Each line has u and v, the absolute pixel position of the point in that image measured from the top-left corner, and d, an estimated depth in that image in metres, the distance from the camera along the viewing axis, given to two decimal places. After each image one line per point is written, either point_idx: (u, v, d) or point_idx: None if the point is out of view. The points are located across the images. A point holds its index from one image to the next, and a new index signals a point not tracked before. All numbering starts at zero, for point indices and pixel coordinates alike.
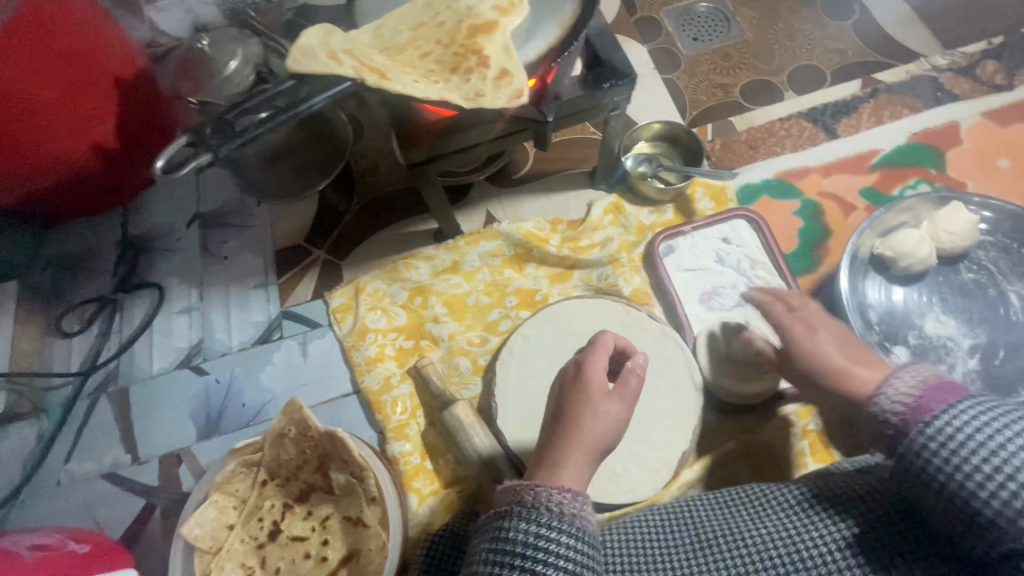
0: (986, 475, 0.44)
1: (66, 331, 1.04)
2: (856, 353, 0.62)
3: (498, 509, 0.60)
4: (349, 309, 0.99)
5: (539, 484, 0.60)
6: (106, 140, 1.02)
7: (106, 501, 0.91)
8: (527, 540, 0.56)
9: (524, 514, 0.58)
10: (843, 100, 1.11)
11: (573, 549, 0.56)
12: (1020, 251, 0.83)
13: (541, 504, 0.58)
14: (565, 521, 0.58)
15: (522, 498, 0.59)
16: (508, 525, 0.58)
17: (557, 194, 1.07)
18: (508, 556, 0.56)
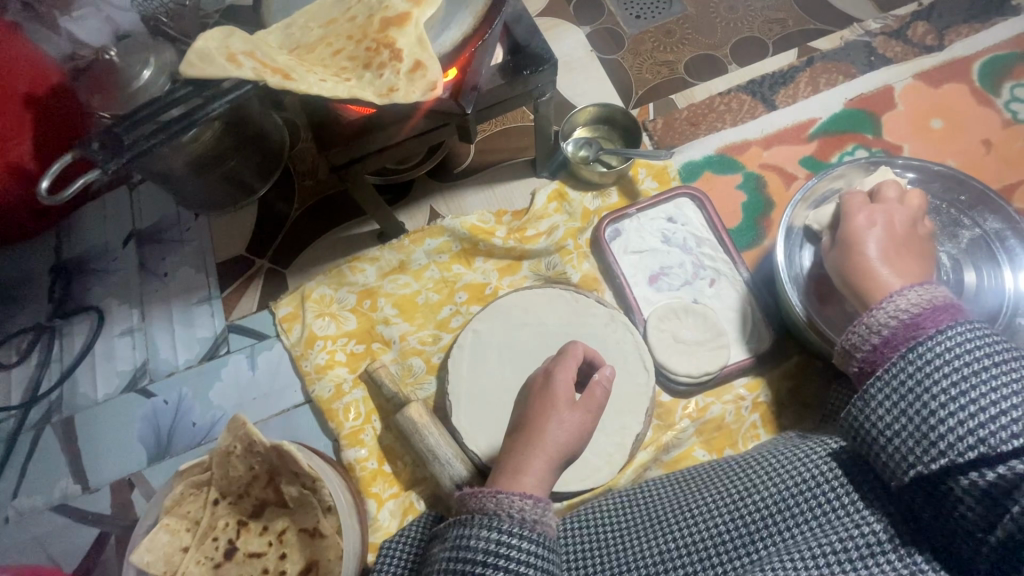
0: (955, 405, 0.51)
1: (4, 363, 1.00)
2: (889, 257, 0.71)
3: (460, 517, 0.61)
4: (295, 317, 0.97)
5: (500, 491, 0.61)
6: (23, 162, 0.97)
7: (57, 534, 0.88)
8: (487, 548, 0.57)
9: (484, 522, 0.59)
10: (781, 71, 1.12)
11: (534, 554, 0.58)
12: (947, 212, 0.84)
13: (503, 511, 0.59)
14: (527, 527, 0.59)
15: (484, 505, 0.60)
16: (470, 533, 0.59)
17: (501, 184, 1.06)
18: (469, 565, 0.57)
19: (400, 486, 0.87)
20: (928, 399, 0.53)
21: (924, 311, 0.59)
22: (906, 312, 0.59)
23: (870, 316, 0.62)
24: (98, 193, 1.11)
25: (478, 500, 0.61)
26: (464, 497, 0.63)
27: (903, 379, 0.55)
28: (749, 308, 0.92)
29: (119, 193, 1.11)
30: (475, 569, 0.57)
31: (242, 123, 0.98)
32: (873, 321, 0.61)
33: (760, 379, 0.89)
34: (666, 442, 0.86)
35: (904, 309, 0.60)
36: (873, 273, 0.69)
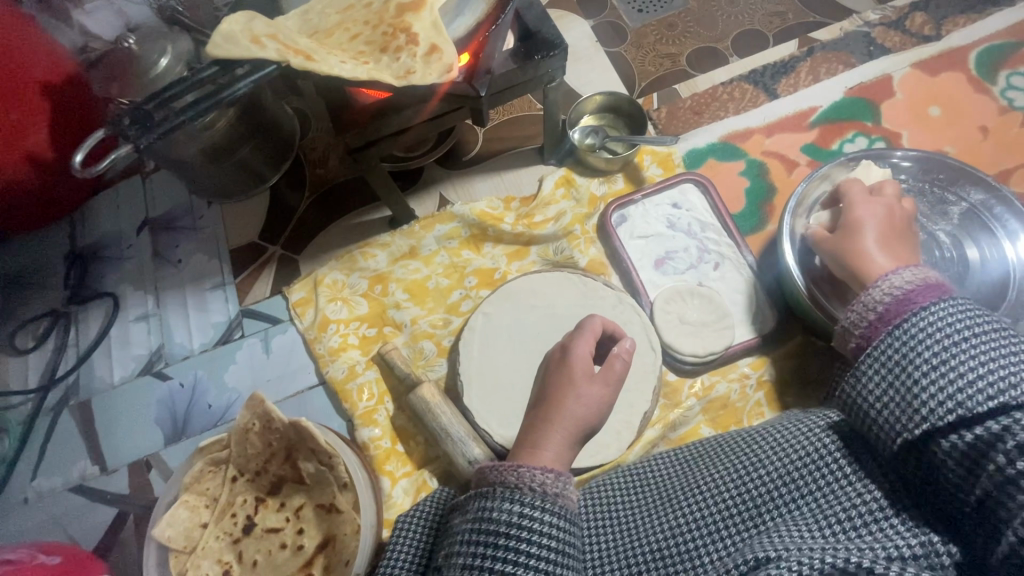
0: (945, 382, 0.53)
1: (21, 348, 1.02)
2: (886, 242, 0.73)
3: (481, 490, 0.63)
4: (308, 302, 0.99)
5: (522, 465, 0.63)
6: (40, 150, 0.99)
7: (77, 513, 0.90)
8: (510, 520, 0.59)
9: (507, 495, 0.61)
10: (782, 61, 1.14)
11: (554, 527, 0.59)
12: (934, 193, 0.85)
13: (525, 485, 0.61)
14: (548, 499, 0.61)
15: (506, 479, 0.62)
16: (492, 506, 0.60)
17: (508, 172, 1.08)
18: (492, 537, 0.58)
19: (413, 464, 0.89)
20: (918, 375, 0.55)
21: (910, 291, 0.62)
22: (895, 291, 0.63)
23: (866, 295, 0.65)
24: (112, 182, 1.13)
25: (500, 475, 0.63)
26: (485, 472, 0.65)
27: (892, 357, 0.58)
28: (754, 290, 0.94)
29: (132, 182, 1.12)
30: (498, 540, 0.58)
31: (254, 111, 1.00)
32: (869, 298, 0.64)
33: (765, 359, 0.91)
34: (673, 420, 0.88)
35: (893, 289, 0.63)
36: (868, 257, 0.71)
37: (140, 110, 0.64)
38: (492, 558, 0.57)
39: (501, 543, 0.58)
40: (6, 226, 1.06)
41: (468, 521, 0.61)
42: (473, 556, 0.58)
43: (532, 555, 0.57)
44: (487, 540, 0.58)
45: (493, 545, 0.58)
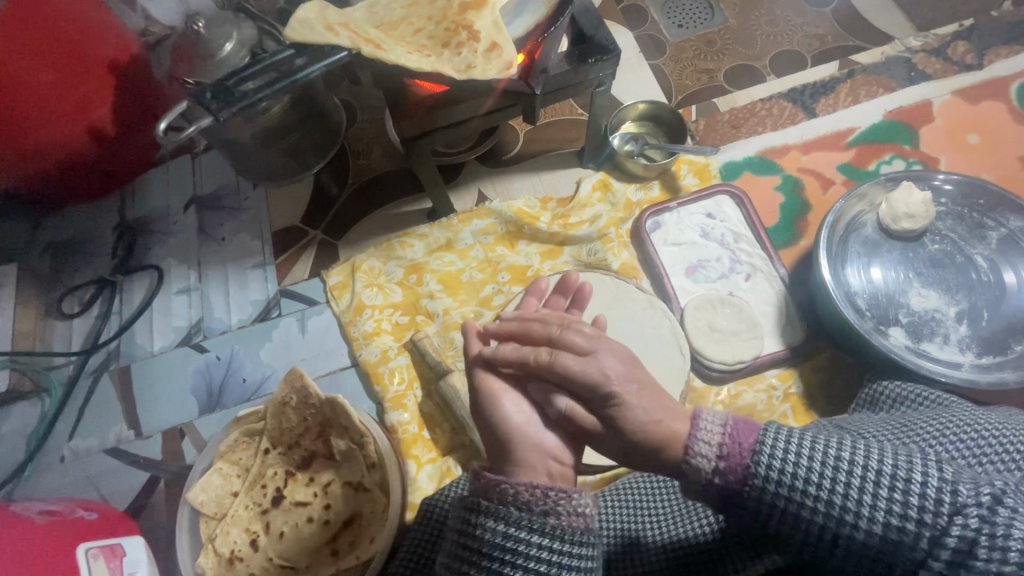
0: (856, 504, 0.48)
1: (66, 313, 1.06)
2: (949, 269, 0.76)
3: (468, 500, 0.55)
4: (345, 287, 1.02)
5: (506, 481, 0.53)
6: (103, 125, 1.04)
7: (110, 475, 0.92)
8: (494, 542, 0.52)
9: (492, 513, 0.53)
10: (821, 81, 1.15)
11: (546, 552, 0.51)
12: (972, 217, 0.86)
13: (508, 503, 0.52)
14: (538, 520, 0.51)
15: (489, 494, 0.54)
16: (478, 523, 0.53)
17: (547, 172, 1.11)
18: (474, 556, 0.52)
19: (438, 451, 0.91)
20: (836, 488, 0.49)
21: (730, 442, 0.53)
22: (720, 459, 0.52)
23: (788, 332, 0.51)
24: (163, 160, 1.17)
25: (488, 488, 0.54)
26: (480, 477, 0.56)
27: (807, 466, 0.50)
28: (785, 303, 0.95)
29: (182, 161, 1.17)
30: (481, 561, 0.52)
31: (307, 99, 1.03)
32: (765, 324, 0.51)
33: (793, 370, 0.92)
34: None
35: (714, 446, 0.53)
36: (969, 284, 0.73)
37: (220, 84, 0.67)
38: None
39: (484, 563, 0.52)
40: (64, 197, 1.11)
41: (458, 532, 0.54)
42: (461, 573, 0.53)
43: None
44: (472, 559, 0.52)
45: (474, 561, 0.52)
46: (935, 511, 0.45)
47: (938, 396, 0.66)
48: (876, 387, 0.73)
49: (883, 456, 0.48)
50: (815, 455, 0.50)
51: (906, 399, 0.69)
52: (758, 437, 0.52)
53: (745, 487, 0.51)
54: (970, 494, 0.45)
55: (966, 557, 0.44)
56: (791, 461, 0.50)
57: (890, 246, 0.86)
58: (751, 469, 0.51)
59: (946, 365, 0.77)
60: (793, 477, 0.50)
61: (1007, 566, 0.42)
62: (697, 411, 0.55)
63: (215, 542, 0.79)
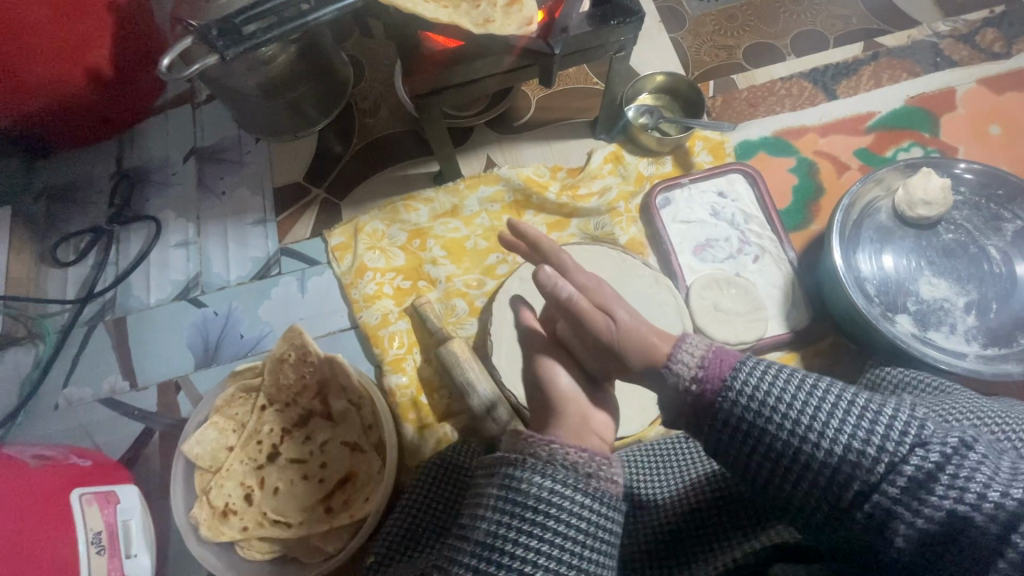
0: (825, 428, 0.46)
1: (62, 261, 1.04)
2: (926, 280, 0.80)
3: (509, 456, 0.55)
4: (347, 248, 1.00)
5: (555, 441, 0.54)
6: (101, 67, 0.99)
7: (104, 424, 0.92)
8: (539, 496, 0.51)
9: (537, 467, 0.53)
10: (843, 63, 1.12)
11: (591, 510, 0.52)
12: (989, 208, 0.84)
13: (557, 461, 0.52)
14: (581, 480, 0.52)
15: (536, 452, 0.54)
16: (519, 478, 0.52)
17: (557, 142, 1.09)
18: (518, 509, 0.51)
19: (435, 417, 0.90)
20: (802, 414, 0.47)
21: (713, 358, 0.51)
22: (699, 370, 0.51)
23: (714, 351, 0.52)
24: (163, 109, 1.14)
25: (529, 443, 0.54)
26: (517, 438, 0.56)
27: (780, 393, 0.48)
28: (792, 287, 0.94)
29: (183, 111, 1.13)
30: (525, 513, 0.51)
31: (314, 52, 0.99)
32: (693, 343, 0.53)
33: (795, 354, 0.92)
34: None
35: (696, 358, 0.52)
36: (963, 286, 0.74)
37: (228, 22, 0.64)
38: (520, 531, 0.50)
39: (530, 517, 0.51)
40: (60, 139, 1.08)
41: (494, 487, 0.53)
42: (498, 525, 0.51)
43: (562, 534, 0.50)
44: (511, 512, 0.51)
45: (519, 518, 0.51)
46: (899, 442, 0.44)
47: (939, 383, 0.64)
48: (877, 372, 0.73)
49: (855, 392, 0.47)
50: (797, 383, 0.49)
51: (906, 385, 0.68)
52: (740, 360, 0.51)
53: (720, 401, 0.50)
54: (932, 431, 0.43)
55: (916, 490, 0.42)
56: (764, 384, 0.49)
57: (904, 233, 0.84)
58: (726, 387, 0.50)
59: (951, 355, 0.76)
60: (764, 396, 0.48)
61: (959, 504, 0.41)
62: (683, 331, 0.54)
63: (210, 495, 0.79)
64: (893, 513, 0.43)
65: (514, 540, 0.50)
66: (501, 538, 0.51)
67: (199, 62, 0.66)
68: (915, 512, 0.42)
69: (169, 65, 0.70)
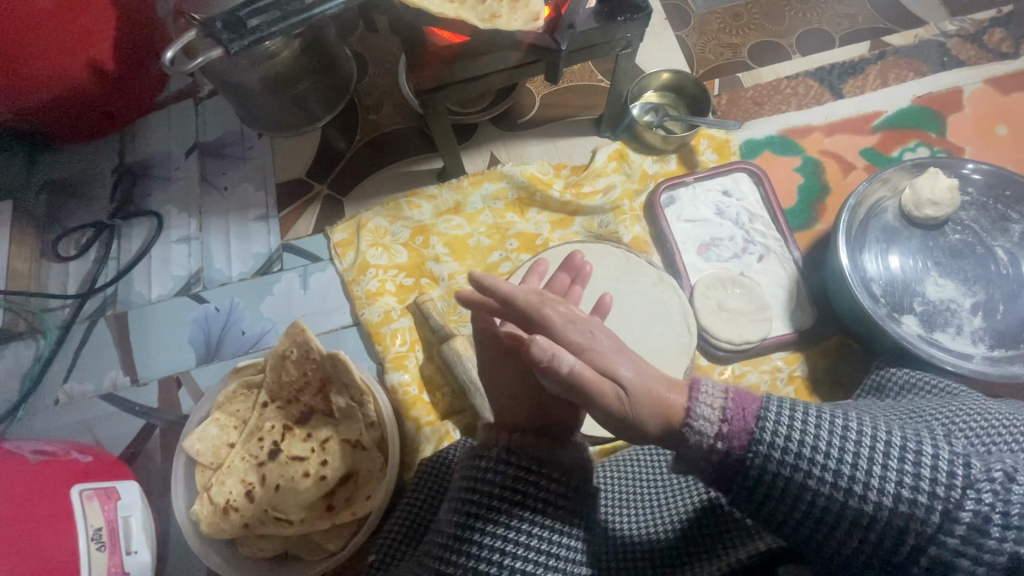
0: (872, 479, 0.45)
1: (63, 256, 1.03)
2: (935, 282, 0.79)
3: (472, 446, 0.57)
4: (350, 245, 1.00)
5: (518, 430, 0.56)
6: (104, 61, 0.99)
7: (105, 419, 0.91)
8: (501, 484, 0.54)
9: (500, 458, 0.55)
10: (849, 62, 1.11)
11: (550, 492, 0.54)
12: (997, 209, 0.84)
13: (517, 447, 0.55)
14: (545, 466, 0.54)
15: (495, 441, 0.56)
16: (482, 466, 0.55)
17: (561, 139, 1.08)
18: (480, 497, 0.54)
19: (437, 415, 0.90)
20: (844, 467, 0.46)
21: (734, 407, 0.48)
22: (722, 425, 0.48)
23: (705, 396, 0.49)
24: (165, 104, 1.13)
25: (495, 436, 0.57)
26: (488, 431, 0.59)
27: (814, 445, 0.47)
28: (796, 287, 0.93)
29: (185, 106, 1.13)
30: (490, 504, 0.53)
31: (317, 47, 0.99)
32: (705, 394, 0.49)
33: (799, 354, 0.91)
34: None
35: (716, 410, 0.48)
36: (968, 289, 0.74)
37: (233, 15, 0.63)
38: (485, 522, 0.53)
39: (493, 504, 0.53)
40: (62, 134, 1.07)
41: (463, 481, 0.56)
42: (466, 517, 0.54)
43: (526, 522, 0.53)
44: (478, 502, 0.54)
45: (480, 505, 0.54)
46: (945, 484, 0.44)
47: (946, 384, 0.63)
48: (884, 373, 0.72)
49: (893, 431, 0.47)
50: (832, 426, 0.48)
51: (913, 386, 0.67)
52: (763, 406, 0.49)
53: (750, 456, 0.48)
54: (972, 467, 0.44)
55: (981, 534, 0.43)
56: (801, 431, 0.48)
57: (910, 233, 0.84)
58: (754, 439, 0.48)
59: (957, 356, 0.76)
60: (802, 448, 0.47)
61: (1019, 544, 0.43)
62: (694, 377, 0.50)
63: (210, 491, 0.78)
64: (953, 563, 0.44)
65: (480, 530, 0.53)
66: (468, 529, 0.53)
67: (203, 55, 0.66)
68: (976, 559, 0.43)
69: (173, 58, 0.69)
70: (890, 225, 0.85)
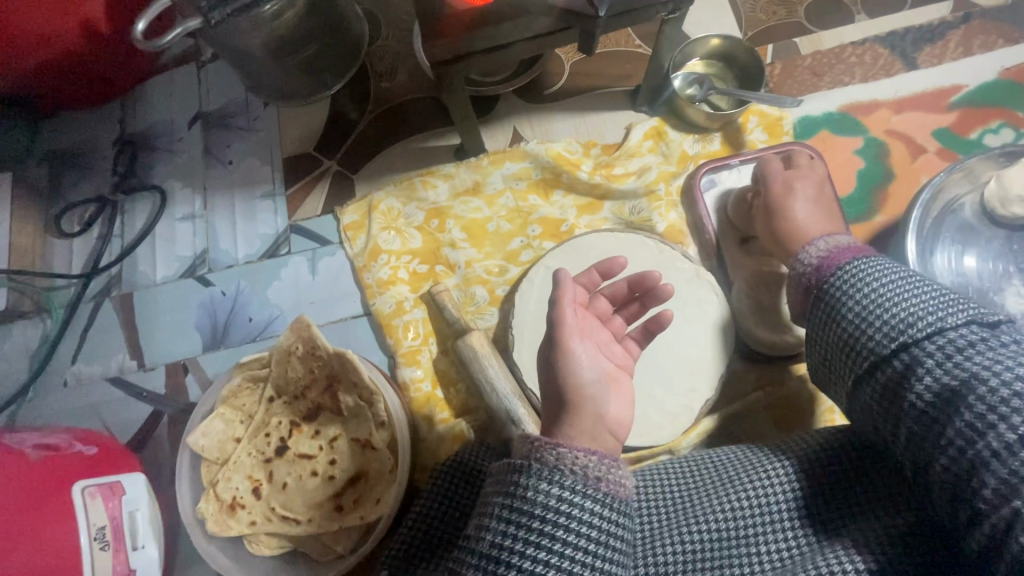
0: (891, 325, 0.50)
1: (66, 232, 0.99)
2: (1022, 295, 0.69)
3: (512, 462, 0.52)
4: (360, 227, 0.93)
5: (563, 444, 0.51)
6: (97, 24, 0.92)
7: (113, 404, 0.89)
8: (547, 504, 0.49)
9: (544, 474, 0.49)
10: (927, 26, 0.97)
11: (599, 517, 0.49)
12: None
13: (566, 467, 0.49)
14: (591, 485, 0.49)
15: (543, 457, 0.50)
16: (527, 485, 0.50)
17: (592, 114, 0.98)
18: (524, 517, 0.49)
19: (451, 412, 0.85)
20: (877, 307, 0.52)
21: (831, 253, 0.61)
22: (818, 259, 0.62)
23: (806, 250, 0.64)
24: (167, 68, 1.05)
25: (539, 448, 0.51)
26: (526, 439, 0.53)
27: (861, 287, 0.54)
28: None
29: (187, 71, 1.05)
30: (531, 523, 0.48)
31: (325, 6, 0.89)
32: (809, 252, 0.64)
33: None
34: (733, 413, 0.82)
35: (816, 256, 0.62)
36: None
37: None
38: (525, 543, 0.48)
39: (537, 527, 0.48)
40: (62, 101, 1.02)
41: (498, 495, 0.51)
42: (503, 536, 0.49)
43: (570, 543, 0.48)
44: (516, 521, 0.49)
45: (526, 527, 0.48)
46: (920, 327, 0.48)
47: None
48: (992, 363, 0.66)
49: (941, 303, 0.49)
50: (887, 273, 0.54)
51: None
52: (860, 255, 0.58)
53: (819, 282, 0.59)
54: (960, 324, 0.47)
55: (910, 371, 0.47)
56: (864, 273, 0.55)
57: (992, 233, 0.73)
58: (829, 273, 0.59)
59: None
60: (853, 284, 0.55)
61: (949, 379, 0.45)
62: (816, 237, 0.65)
63: (216, 488, 0.76)
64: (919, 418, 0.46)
65: (521, 553, 0.48)
66: (506, 551, 0.48)
67: None
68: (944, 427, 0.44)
69: (144, 29, 0.69)
70: (967, 224, 0.74)
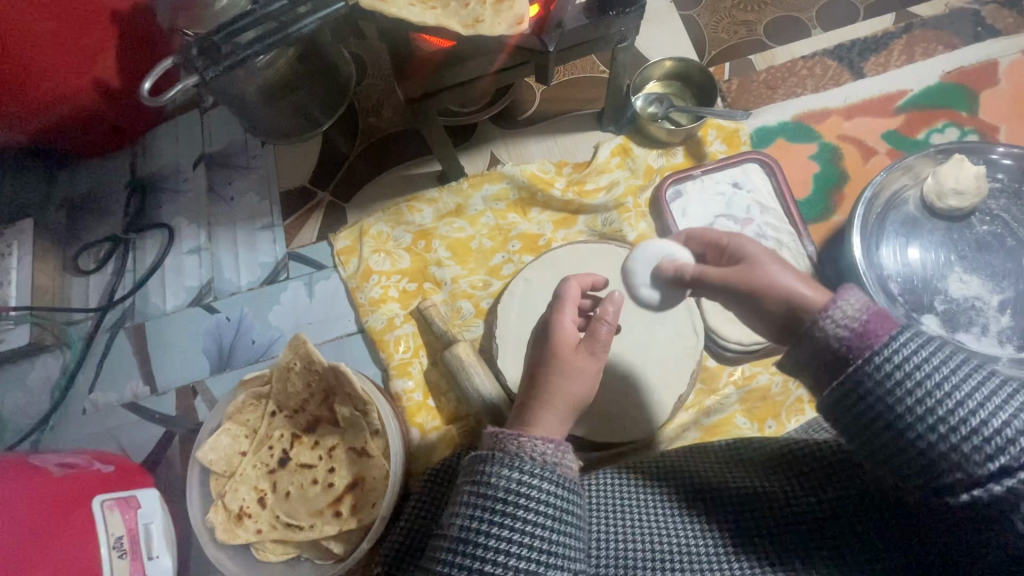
0: None
1: (83, 270, 1.07)
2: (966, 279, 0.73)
3: (479, 454, 0.57)
4: (352, 251, 1.00)
5: (524, 434, 0.56)
6: (108, 80, 1.01)
7: (128, 428, 0.95)
8: (509, 487, 0.53)
9: (505, 461, 0.54)
10: (872, 37, 1.04)
11: (555, 496, 0.53)
12: None
13: (524, 453, 0.54)
14: (548, 468, 0.54)
15: (506, 446, 0.56)
16: (490, 472, 0.54)
17: (564, 135, 1.05)
18: (488, 500, 0.53)
19: (442, 419, 0.90)
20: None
21: None
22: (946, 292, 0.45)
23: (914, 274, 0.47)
24: (172, 115, 1.15)
25: (504, 439, 0.56)
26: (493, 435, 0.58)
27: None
28: None
29: (191, 116, 1.14)
30: (495, 506, 0.53)
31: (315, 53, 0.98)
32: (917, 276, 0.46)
33: None
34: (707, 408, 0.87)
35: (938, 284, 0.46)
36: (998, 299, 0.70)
37: None
38: (490, 524, 0.52)
39: (499, 509, 0.52)
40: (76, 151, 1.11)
41: (467, 485, 0.56)
42: (470, 520, 0.53)
43: (529, 523, 0.52)
44: (482, 505, 0.53)
45: (490, 510, 0.53)
46: None
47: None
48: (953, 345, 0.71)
49: None
50: None
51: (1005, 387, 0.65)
52: None
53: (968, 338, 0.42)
54: None
55: None
56: None
57: (933, 225, 0.79)
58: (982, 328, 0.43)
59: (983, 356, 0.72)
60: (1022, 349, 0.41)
61: None
62: None
63: (224, 498, 0.81)
64: None
65: (487, 534, 0.52)
66: (472, 533, 0.53)
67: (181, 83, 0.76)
68: None
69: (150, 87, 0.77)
70: (910, 219, 0.80)
